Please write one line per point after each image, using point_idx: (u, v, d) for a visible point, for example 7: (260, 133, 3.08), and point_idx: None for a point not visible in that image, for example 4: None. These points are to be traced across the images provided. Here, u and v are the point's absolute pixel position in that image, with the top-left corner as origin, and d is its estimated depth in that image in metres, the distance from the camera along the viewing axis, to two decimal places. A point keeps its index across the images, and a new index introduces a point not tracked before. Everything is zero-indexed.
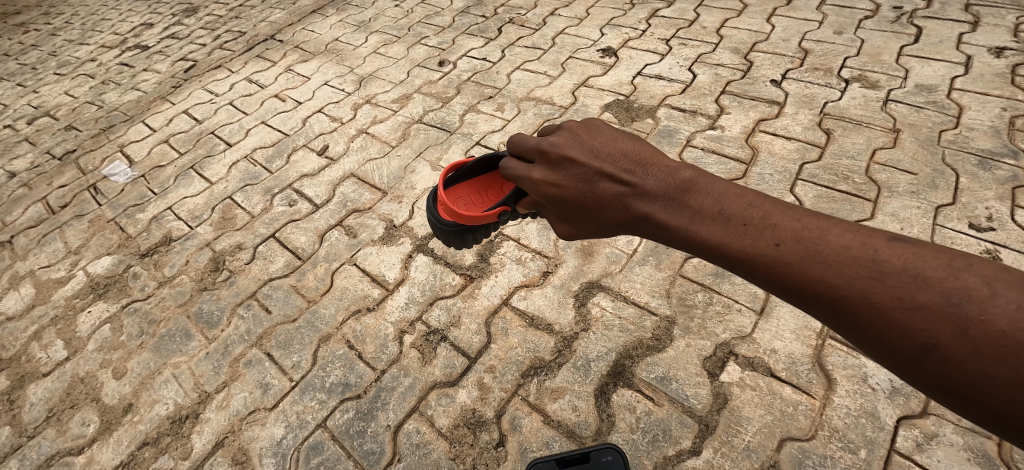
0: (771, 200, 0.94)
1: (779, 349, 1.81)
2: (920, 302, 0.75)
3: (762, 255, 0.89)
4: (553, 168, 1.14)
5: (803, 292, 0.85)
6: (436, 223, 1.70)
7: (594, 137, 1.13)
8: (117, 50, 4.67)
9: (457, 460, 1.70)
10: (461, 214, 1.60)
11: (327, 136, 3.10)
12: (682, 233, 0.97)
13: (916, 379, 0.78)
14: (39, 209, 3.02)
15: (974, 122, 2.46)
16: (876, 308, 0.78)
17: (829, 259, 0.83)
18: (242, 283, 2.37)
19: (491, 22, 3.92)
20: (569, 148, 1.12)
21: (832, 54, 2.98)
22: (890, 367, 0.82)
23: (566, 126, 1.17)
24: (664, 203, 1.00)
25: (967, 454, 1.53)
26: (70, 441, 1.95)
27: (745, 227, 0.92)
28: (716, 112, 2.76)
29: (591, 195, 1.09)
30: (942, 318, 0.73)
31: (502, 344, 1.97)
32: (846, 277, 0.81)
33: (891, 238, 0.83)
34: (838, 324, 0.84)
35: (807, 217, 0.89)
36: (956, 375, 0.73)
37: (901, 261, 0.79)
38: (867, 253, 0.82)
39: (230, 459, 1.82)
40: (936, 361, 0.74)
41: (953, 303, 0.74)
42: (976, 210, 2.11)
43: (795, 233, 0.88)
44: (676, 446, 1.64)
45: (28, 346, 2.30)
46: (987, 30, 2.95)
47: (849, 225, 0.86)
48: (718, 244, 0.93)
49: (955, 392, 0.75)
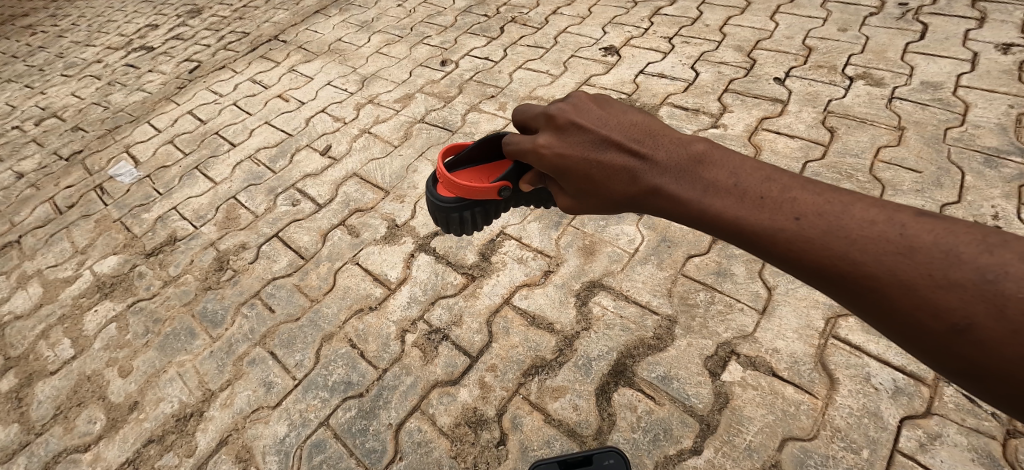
0: (790, 175, 0.94)
1: (781, 349, 1.80)
2: (954, 280, 0.74)
3: (781, 230, 0.88)
4: (563, 140, 1.14)
5: (825, 270, 0.85)
6: (434, 202, 1.69)
7: (605, 110, 1.14)
8: (123, 51, 4.71)
9: (458, 459, 1.71)
10: (461, 185, 1.60)
11: (329, 136, 3.12)
12: (698, 207, 0.96)
13: (943, 363, 0.77)
14: (46, 210, 3.06)
15: (980, 120, 2.44)
16: (904, 286, 0.78)
17: (854, 234, 0.83)
18: (245, 282, 2.39)
19: (492, 22, 3.91)
20: (579, 119, 1.13)
21: (836, 51, 2.96)
22: (914, 349, 0.81)
23: (577, 99, 1.18)
24: (678, 177, 0.99)
25: (970, 454, 1.52)
26: (76, 438, 1.98)
27: (763, 201, 0.91)
28: (718, 110, 2.75)
29: (602, 169, 1.09)
30: (978, 297, 0.72)
31: (503, 343, 1.97)
32: (872, 254, 0.80)
33: (919, 213, 0.82)
34: (858, 304, 0.84)
35: (828, 192, 0.89)
36: (987, 358, 0.72)
37: (930, 237, 0.79)
38: (894, 229, 0.81)
39: (234, 457, 1.83)
40: (968, 343, 0.73)
41: (989, 280, 0.72)
42: (981, 209, 2.09)
43: (816, 207, 0.88)
44: (676, 445, 1.64)
45: (35, 345, 2.33)
46: (993, 26, 2.91)
47: (873, 201, 0.86)
48: (736, 218, 0.92)
49: (988, 377, 0.73)
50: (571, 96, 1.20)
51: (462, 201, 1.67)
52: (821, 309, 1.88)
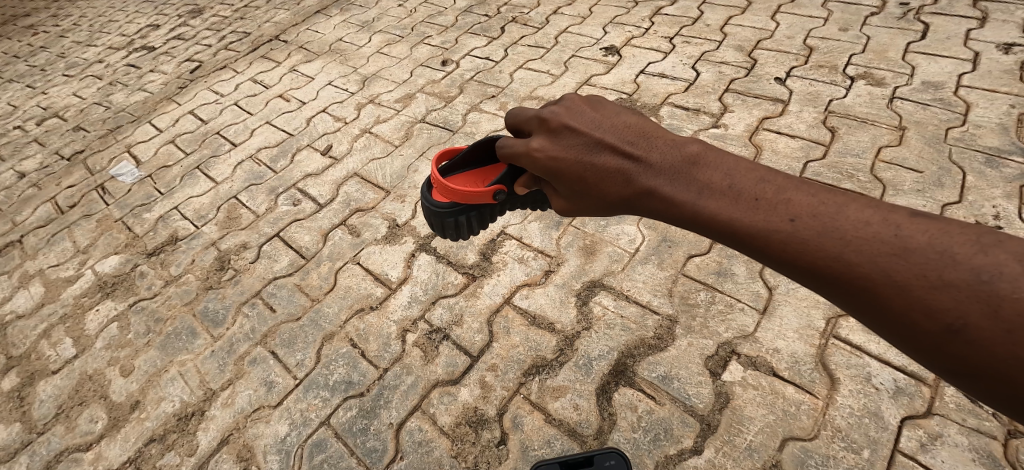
0: (784, 176, 0.94)
1: (781, 349, 1.80)
2: (948, 281, 0.74)
3: (776, 231, 0.88)
4: (556, 142, 1.14)
5: (820, 271, 0.85)
6: (429, 207, 1.70)
7: (599, 112, 1.14)
8: (124, 51, 4.72)
9: (458, 459, 1.71)
10: (455, 189, 1.60)
11: (330, 136, 3.12)
12: (692, 208, 0.96)
13: (938, 363, 0.77)
14: (48, 209, 3.06)
15: (982, 120, 2.44)
16: (900, 287, 0.78)
17: (849, 236, 0.83)
18: (246, 282, 2.39)
19: (493, 22, 3.92)
20: (572, 121, 1.13)
21: (837, 51, 2.96)
22: (909, 350, 0.81)
23: (570, 102, 1.18)
24: (672, 179, 0.99)
25: (971, 454, 1.52)
26: (77, 438, 1.98)
27: (757, 203, 0.91)
28: (719, 110, 2.75)
29: (596, 171, 1.08)
30: (973, 297, 0.72)
31: (503, 343, 1.97)
32: (867, 255, 0.80)
33: (913, 214, 0.82)
34: (853, 305, 0.84)
35: (822, 193, 0.89)
36: (982, 358, 0.72)
37: (925, 237, 0.79)
38: (889, 230, 0.82)
39: (235, 456, 1.83)
40: (964, 343, 0.73)
41: (984, 280, 0.72)
42: (982, 209, 2.09)
43: (810, 209, 0.88)
44: (677, 445, 1.64)
45: (37, 344, 2.33)
46: (995, 26, 2.91)
47: (867, 201, 0.86)
48: (730, 220, 0.92)
49: (983, 377, 0.73)
50: (565, 98, 1.20)
51: (457, 205, 1.67)
52: (822, 309, 1.88)
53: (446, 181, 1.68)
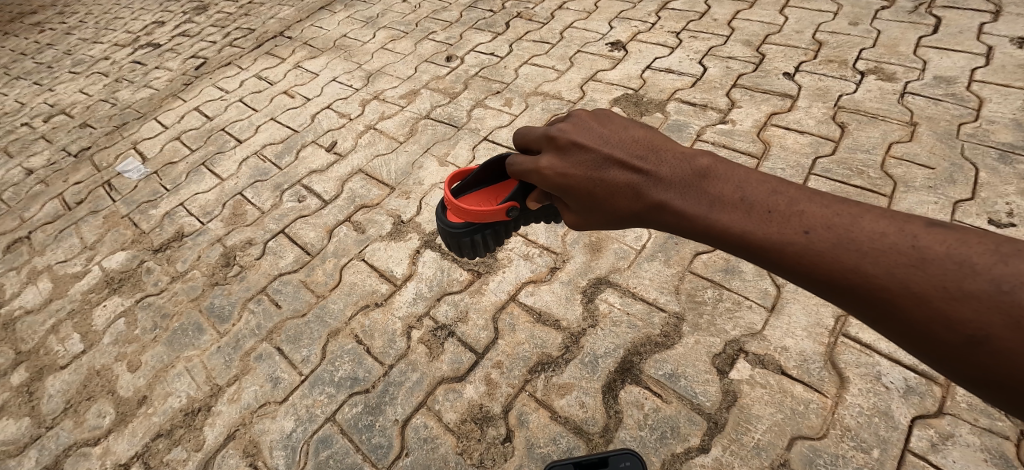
0: (796, 187, 0.92)
1: (790, 347, 1.78)
2: (969, 292, 0.72)
3: (790, 245, 0.86)
4: (562, 155, 1.13)
5: (835, 282, 0.83)
6: (445, 228, 1.69)
7: (605, 127, 1.12)
8: (130, 48, 4.72)
9: (464, 455, 1.70)
10: (468, 210, 1.59)
11: (335, 132, 3.11)
12: (703, 221, 0.94)
13: (960, 372, 0.75)
14: (56, 205, 3.08)
15: (994, 115, 2.40)
16: (918, 298, 0.76)
17: (864, 247, 0.81)
18: (253, 278, 2.39)
19: (498, 17, 3.89)
20: (577, 134, 1.12)
21: (846, 46, 2.92)
22: (931, 359, 0.79)
23: (576, 117, 1.16)
24: (682, 192, 0.98)
25: (983, 455, 1.50)
26: (86, 432, 1.99)
27: (770, 215, 0.89)
28: (727, 106, 2.72)
29: (605, 185, 1.07)
30: (994, 308, 0.70)
31: (508, 340, 1.96)
32: (885, 266, 0.79)
33: (929, 223, 0.81)
34: (874, 315, 0.82)
35: (836, 204, 0.87)
36: (1006, 368, 0.70)
37: (943, 247, 0.77)
38: (905, 240, 0.80)
39: (242, 451, 1.84)
40: (985, 354, 0.71)
41: (1004, 291, 0.70)
42: (995, 206, 2.05)
43: (825, 220, 0.86)
44: (684, 443, 1.63)
45: (46, 339, 2.35)
46: (1009, 20, 2.86)
47: (882, 211, 0.84)
48: (743, 233, 0.90)
49: (1006, 384, 0.71)
50: (571, 114, 1.19)
51: (471, 225, 1.66)
52: (831, 307, 1.85)
53: (460, 202, 1.67)
